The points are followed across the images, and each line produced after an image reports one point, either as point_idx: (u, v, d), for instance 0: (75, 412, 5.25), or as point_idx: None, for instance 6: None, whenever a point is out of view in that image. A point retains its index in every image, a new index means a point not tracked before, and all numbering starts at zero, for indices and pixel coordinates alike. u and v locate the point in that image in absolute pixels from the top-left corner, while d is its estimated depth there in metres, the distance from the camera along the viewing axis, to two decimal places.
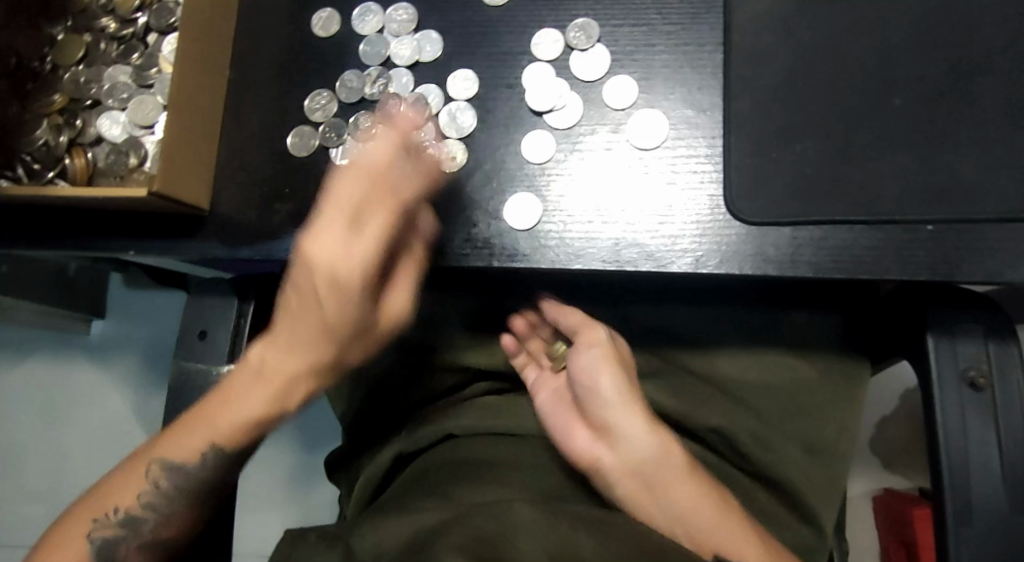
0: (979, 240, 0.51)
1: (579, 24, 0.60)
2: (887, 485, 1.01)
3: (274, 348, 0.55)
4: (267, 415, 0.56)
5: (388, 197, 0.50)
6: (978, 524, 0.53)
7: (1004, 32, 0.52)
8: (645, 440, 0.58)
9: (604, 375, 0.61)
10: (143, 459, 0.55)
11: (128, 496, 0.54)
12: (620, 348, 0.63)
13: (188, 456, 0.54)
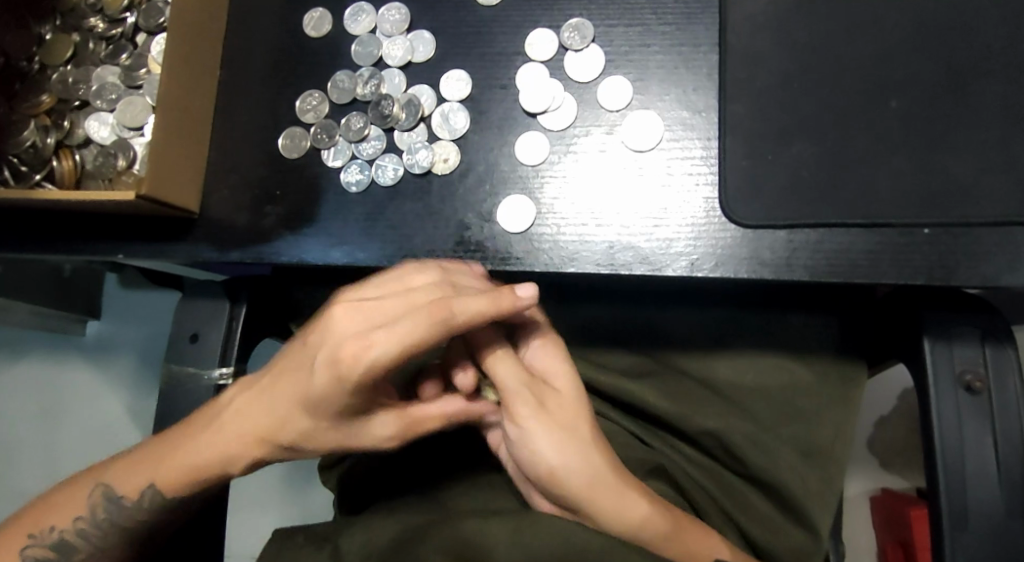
0: (976, 243, 0.50)
1: (574, 24, 0.59)
2: (885, 485, 1.01)
3: (244, 405, 0.53)
4: (216, 463, 0.53)
5: (436, 319, 0.46)
6: (974, 530, 0.53)
7: (1002, 33, 0.52)
8: (618, 508, 0.53)
9: (546, 446, 0.53)
10: (91, 482, 0.56)
11: (68, 516, 0.55)
12: (559, 402, 0.54)
13: (131, 493, 0.55)
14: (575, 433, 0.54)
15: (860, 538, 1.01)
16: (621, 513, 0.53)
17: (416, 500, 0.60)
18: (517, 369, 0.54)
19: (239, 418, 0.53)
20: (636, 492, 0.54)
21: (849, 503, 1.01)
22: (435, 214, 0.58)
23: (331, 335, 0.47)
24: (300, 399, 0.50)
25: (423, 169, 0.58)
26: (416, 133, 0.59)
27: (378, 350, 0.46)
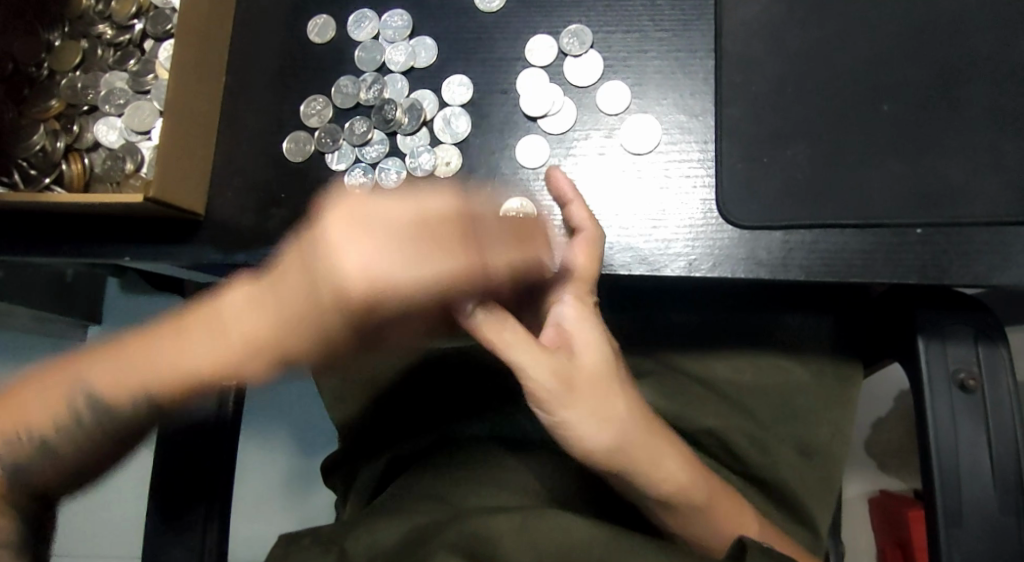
0: (967, 242, 0.51)
1: (573, 30, 0.60)
2: (882, 487, 1.01)
3: (242, 300, 0.48)
4: (218, 369, 0.49)
5: (460, 251, 0.45)
6: (969, 525, 0.54)
7: (990, 39, 0.53)
8: (665, 479, 0.56)
9: (590, 431, 0.54)
10: (80, 371, 0.50)
11: (52, 407, 0.49)
12: (595, 380, 0.54)
13: (127, 401, 0.49)
14: (609, 397, 0.54)
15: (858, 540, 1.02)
16: (661, 478, 0.56)
17: (422, 499, 0.60)
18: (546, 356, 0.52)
19: (236, 321, 0.48)
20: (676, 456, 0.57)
21: (847, 505, 1.02)
22: None
23: (335, 266, 0.43)
24: (310, 304, 0.46)
25: (426, 171, 0.59)
26: (419, 137, 0.60)
27: (393, 275, 0.43)
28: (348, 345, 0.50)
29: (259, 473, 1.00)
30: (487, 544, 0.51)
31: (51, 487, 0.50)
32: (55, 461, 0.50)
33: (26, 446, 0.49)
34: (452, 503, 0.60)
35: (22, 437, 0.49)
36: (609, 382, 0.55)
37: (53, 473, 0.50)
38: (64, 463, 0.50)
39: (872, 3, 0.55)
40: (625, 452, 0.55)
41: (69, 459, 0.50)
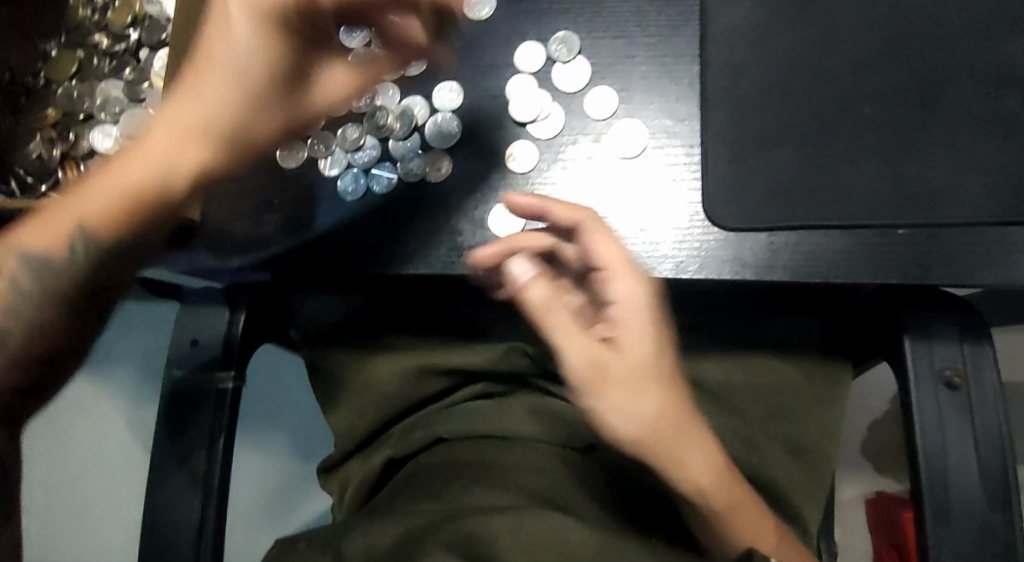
0: (950, 243, 0.52)
1: (561, 37, 0.61)
2: (878, 489, 1.02)
3: (196, 96, 0.52)
4: (153, 189, 0.52)
5: None
6: (956, 522, 0.55)
7: (971, 42, 0.54)
8: (699, 472, 0.55)
9: (629, 421, 0.53)
10: (56, 222, 0.51)
11: (38, 248, 0.51)
12: (638, 372, 0.52)
13: (122, 226, 0.52)
14: (647, 396, 0.53)
15: (855, 542, 1.02)
16: (690, 473, 0.54)
17: (419, 498, 0.59)
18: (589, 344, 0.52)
19: (167, 123, 0.52)
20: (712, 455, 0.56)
21: (844, 506, 1.03)
22: (428, 220, 0.60)
23: None
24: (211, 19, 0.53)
25: (416, 177, 0.60)
26: (410, 142, 0.61)
27: None
28: (278, 80, 0.52)
29: (252, 479, 1.00)
30: (485, 542, 0.50)
31: (57, 353, 0.52)
32: (48, 272, 0.51)
33: (25, 297, 0.51)
34: (445, 497, 0.58)
35: (20, 286, 0.51)
36: (651, 380, 0.53)
37: (55, 343, 0.51)
38: (58, 278, 0.51)
39: (854, 8, 0.56)
40: (655, 447, 0.53)
41: (56, 320, 0.51)
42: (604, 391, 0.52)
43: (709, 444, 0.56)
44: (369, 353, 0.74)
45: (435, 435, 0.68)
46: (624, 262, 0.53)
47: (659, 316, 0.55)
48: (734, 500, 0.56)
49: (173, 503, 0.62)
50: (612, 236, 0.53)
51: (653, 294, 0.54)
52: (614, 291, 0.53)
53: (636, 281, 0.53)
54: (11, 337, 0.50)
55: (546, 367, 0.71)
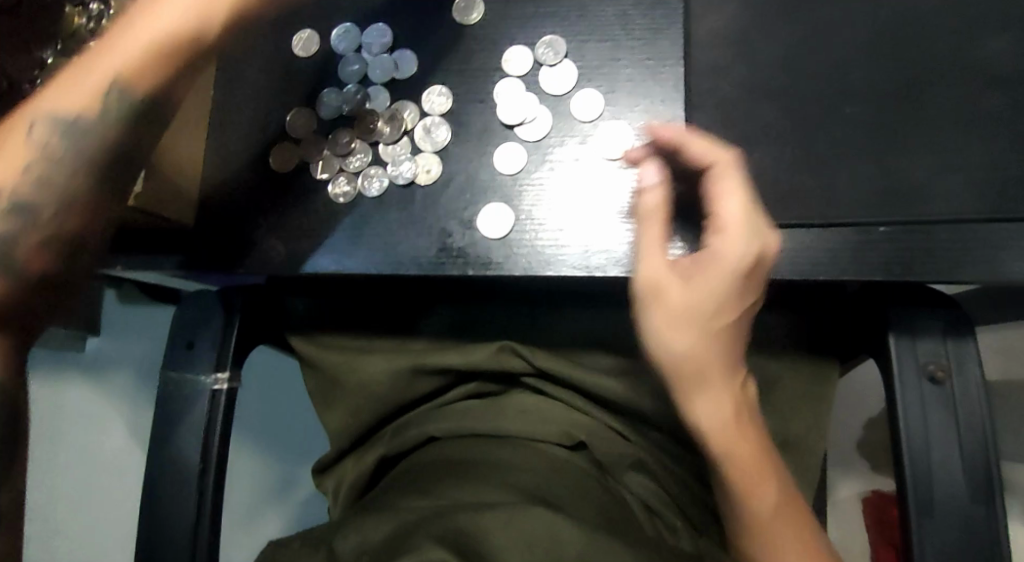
0: (933, 240, 0.53)
1: (547, 41, 0.62)
2: (875, 487, 1.01)
3: None
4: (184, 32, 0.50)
5: None
6: (939, 514, 0.56)
7: (949, 43, 0.55)
8: (711, 421, 0.54)
9: (666, 338, 0.52)
10: (82, 85, 0.49)
11: (64, 109, 0.48)
12: (692, 310, 0.52)
13: (153, 78, 0.50)
14: (681, 333, 0.52)
15: (852, 539, 1.00)
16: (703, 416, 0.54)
17: (410, 495, 0.60)
18: (661, 262, 0.52)
19: None
20: (744, 418, 0.55)
21: (840, 505, 1.02)
22: (418, 223, 0.61)
23: None
24: None
25: (407, 180, 0.61)
26: (400, 146, 0.62)
27: None
28: None
29: (247, 478, 0.99)
30: (476, 536, 0.51)
31: (84, 235, 0.48)
32: (79, 134, 0.48)
33: (55, 160, 0.47)
34: (436, 493, 0.59)
35: (48, 150, 0.47)
36: (698, 322, 0.52)
37: (84, 223, 0.48)
38: (90, 142, 0.49)
39: (833, 13, 0.57)
40: (676, 376, 0.54)
41: (91, 192, 0.49)
42: (652, 312, 0.52)
43: (733, 398, 0.54)
44: (358, 351, 0.74)
45: (428, 434, 0.68)
46: (743, 221, 0.51)
47: (746, 284, 0.52)
48: (737, 455, 0.54)
49: (170, 501, 0.63)
50: (743, 193, 0.52)
51: (756, 263, 0.52)
52: (713, 240, 0.52)
53: (741, 246, 0.51)
54: (41, 210, 0.46)
55: (537, 365, 0.70)
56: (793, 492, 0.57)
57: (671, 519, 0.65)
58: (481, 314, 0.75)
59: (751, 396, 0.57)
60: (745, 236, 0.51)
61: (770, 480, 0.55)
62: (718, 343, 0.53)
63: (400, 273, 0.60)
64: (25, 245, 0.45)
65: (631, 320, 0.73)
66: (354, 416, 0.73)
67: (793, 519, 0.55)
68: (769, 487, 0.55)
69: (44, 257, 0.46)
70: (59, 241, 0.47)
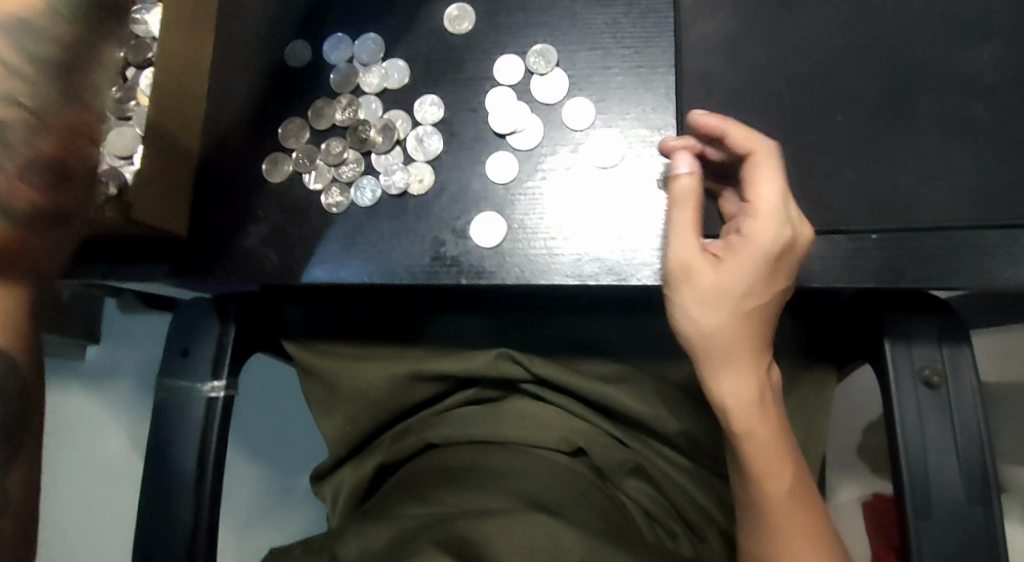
0: (919, 248, 0.53)
1: (538, 50, 0.62)
2: (876, 491, 0.99)
3: None
4: None
5: None
6: (936, 519, 0.55)
7: (936, 50, 0.55)
8: (736, 404, 0.52)
9: (694, 317, 0.50)
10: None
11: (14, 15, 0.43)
12: (719, 290, 0.50)
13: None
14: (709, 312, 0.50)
15: (854, 543, 0.98)
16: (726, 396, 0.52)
17: (409, 501, 0.60)
18: (691, 242, 0.51)
19: None
20: (771, 409, 0.53)
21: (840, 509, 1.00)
22: (411, 232, 0.61)
23: None
24: None
25: (400, 189, 0.61)
26: (393, 155, 0.62)
27: None
28: None
29: (245, 486, 0.98)
30: (475, 541, 0.52)
31: (62, 160, 0.45)
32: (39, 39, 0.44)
33: (22, 72, 0.43)
34: (433, 500, 0.59)
35: (11, 66, 0.43)
36: (726, 302, 0.50)
37: (61, 148, 0.44)
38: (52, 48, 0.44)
39: (823, 22, 0.58)
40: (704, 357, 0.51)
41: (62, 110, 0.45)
42: (681, 290, 0.51)
43: (759, 382, 0.52)
44: (353, 359, 0.73)
45: (425, 442, 0.69)
46: (779, 207, 0.48)
47: (776, 270, 0.50)
48: (755, 440, 0.52)
49: (168, 510, 0.63)
50: (779, 181, 0.49)
51: (789, 249, 0.49)
52: (746, 224, 0.49)
53: (775, 231, 0.48)
54: (11, 135, 0.42)
55: (534, 371, 0.69)
56: (807, 481, 0.55)
57: (668, 525, 0.65)
58: (475, 321, 0.74)
59: (774, 384, 0.54)
60: (780, 222, 0.48)
61: (786, 469, 0.53)
62: (747, 325, 0.50)
63: (394, 282, 0.60)
64: (11, 175, 0.42)
65: (627, 326, 0.73)
66: (348, 424, 0.73)
67: (805, 507, 0.54)
68: (784, 477, 0.53)
69: (31, 186, 0.43)
70: (42, 166, 0.43)
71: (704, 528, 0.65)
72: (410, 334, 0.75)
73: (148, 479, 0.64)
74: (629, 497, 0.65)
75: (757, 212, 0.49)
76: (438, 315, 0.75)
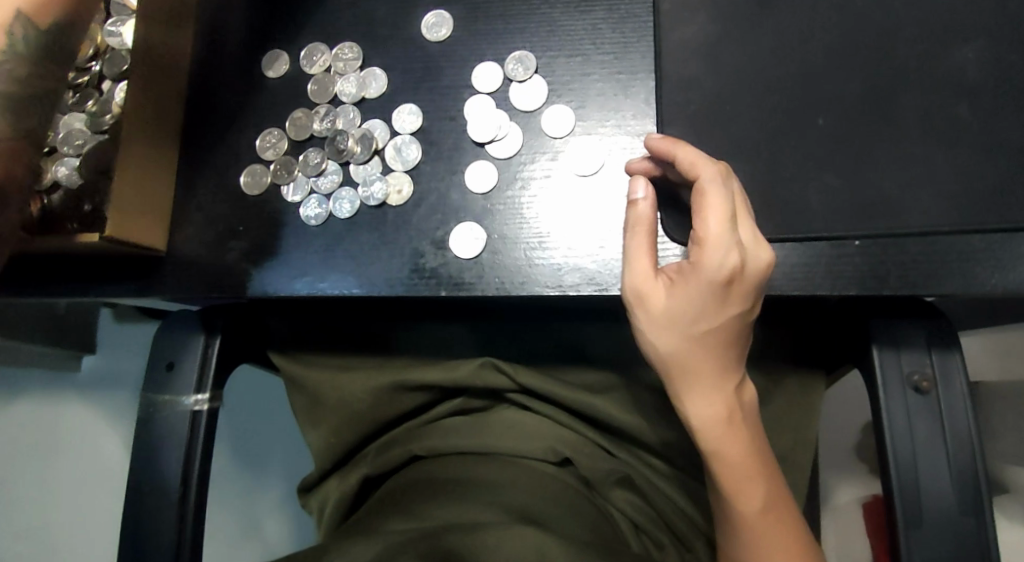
0: (903, 254, 0.52)
1: (517, 56, 0.61)
2: (875, 491, 0.92)
3: None
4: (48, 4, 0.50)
5: None
6: (927, 526, 0.54)
7: (917, 51, 0.54)
8: (702, 417, 0.54)
9: (653, 339, 0.52)
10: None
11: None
12: (675, 314, 0.51)
13: (53, 14, 0.51)
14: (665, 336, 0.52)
15: (853, 544, 0.92)
16: (691, 410, 0.54)
17: (394, 515, 0.59)
18: (646, 267, 0.52)
19: None
20: (741, 419, 0.54)
21: (839, 511, 0.93)
22: (390, 243, 0.60)
23: None
24: None
25: (378, 201, 0.60)
26: (371, 166, 0.61)
27: None
28: None
29: (232, 494, 0.96)
30: (465, 552, 0.51)
31: (4, 187, 0.50)
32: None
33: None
34: (419, 514, 0.58)
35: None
36: (680, 325, 0.51)
37: (5, 174, 0.50)
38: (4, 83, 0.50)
39: (803, 24, 0.57)
40: (668, 373, 0.54)
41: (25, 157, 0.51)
42: (638, 315, 0.52)
43: (725, 400, 0.54)
44: (337, 369, 0.73)
45: (411, 453, 0.68)
46: (722, 233, 0.49)
47: (731, 293, 0.50)
48: (725, 457, 0.54)
49: (152, 525, 0.62)
50: (724, 207, 0.49)
51: (739, 274, 0.49)
52: (695, 250, 0.50)
53: (719, 257, 0.49)
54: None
55: (519, 381, 0.68)
56: (784, 491, 0.56)
57: (657, 536, 0.64)
58: (462, 330, 0.74)
59: (747, 400, 0.55)
60: (725, 248, 0.49)
61: (757, 482, 0.54)
62: (705, 345, 0.52)
63: (374, 294, 0.59)
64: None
65: (613, 334, 0.72)
66: (333, 436, 0.71)
67: (785, 511, 0.55)
68: (760, 488, 0.54)
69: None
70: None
71: (693, 539, 0.65)
72: (395, 344, 0.74)
73: (132, 494, 0.63)
74: (616, 507, 0.65)
75: (705, 240, 0.49)
76: (424, 325, 0.75)
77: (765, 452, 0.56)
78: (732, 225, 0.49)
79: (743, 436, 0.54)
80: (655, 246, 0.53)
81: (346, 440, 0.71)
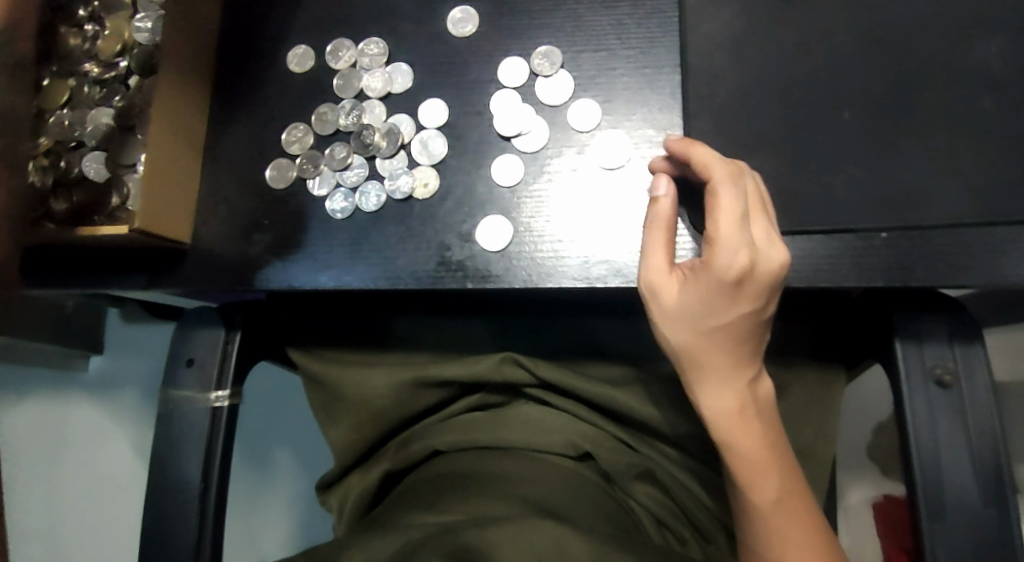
0: (929, 246, 0.52)
1: (542, 52, 0.62)
2: (887, 492, 0.92)
3: None
4: None
5: None
6: (951, 519, 0.54)
7: (943, 48, 0.55)
8: (714, 411, 0.54)
9: (666, 333, 0.53)
10: None
11: None
12: (686, 310, 0.52)
13: None
14: (676, 330, 0.53)
15: (864, 547, 0.91)
16: (702, 403, 0.54)
17: (412, 508, 0.58)
18: (661, 262, 0.53)
19: None
20: (755, 416, 0.54)
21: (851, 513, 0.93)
22: (417, 236, 0.60)
23: None
24: None
25: (404, 194, 0.61)
26: (397, 160, 0.62)
27: None
28: None
29: (250, 488, 0.98)
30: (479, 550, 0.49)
31: None
32: None
33: None
34: (436, 508, 0.57)
35: None
36: (690, 321, 0.52)
37: None
38: None
39: (828, 18, 0.57)
40: (680, 366, 0.55)
41: None
42: (649, 309, 0.53)
43: (740, 395, 0.54)
44: (358, 363, 0.73)
45: (432, 449, 0.67)
46: (732, 233, 0.49)
47: (741, 292, 0.51)
48: (742, 450, 0.54)
49: (172, 519, 0.62)
50: (735, 208, 0.50)
51: (750, 273, 0.50)
52: (706, 249, 0.51)
53: (729, 257, 0.49)
54: None
55: (539, 375, 0.68)
56: (801, 485, 0.56)
57: (678, 531, 0.64)
58: (481, 324, 0.75)
59: (764, 394, 0.55)
60: (736, 247, 0.49)
61: (771, 473, 0.54)
62: (715, 340, 0.52)
63: (400, 288, 0.59)
64: None
65: (631, 329, 0.73)
66: (352, 432, 0.72)
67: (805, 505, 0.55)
68: (770, 482, 0.54)
69: None
70: None
71: (713, 533, 0.65)
72: (416, 335, 0.75)
73: (152, 490, 0.63)
74: (635, 500, 0.64)
75: (716, 240, 0.49)
76: (443, 320, 0.75)
77: (781, 443, 0.56)
78: (744, 225, 0.50)
79: (761, 430, 0.54)
80: (672, 242, 0.53)
81: (365, 435, 0.71)
